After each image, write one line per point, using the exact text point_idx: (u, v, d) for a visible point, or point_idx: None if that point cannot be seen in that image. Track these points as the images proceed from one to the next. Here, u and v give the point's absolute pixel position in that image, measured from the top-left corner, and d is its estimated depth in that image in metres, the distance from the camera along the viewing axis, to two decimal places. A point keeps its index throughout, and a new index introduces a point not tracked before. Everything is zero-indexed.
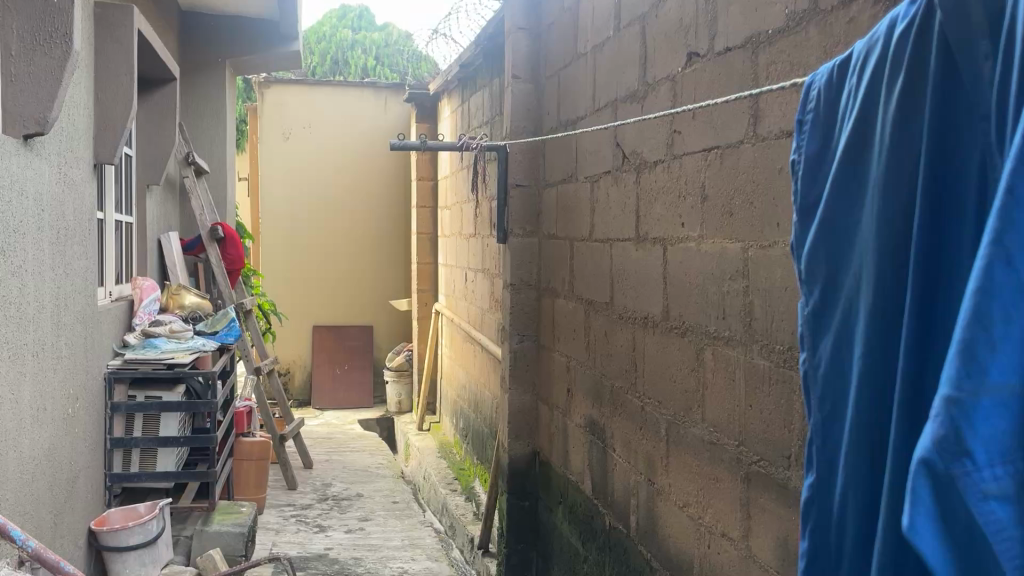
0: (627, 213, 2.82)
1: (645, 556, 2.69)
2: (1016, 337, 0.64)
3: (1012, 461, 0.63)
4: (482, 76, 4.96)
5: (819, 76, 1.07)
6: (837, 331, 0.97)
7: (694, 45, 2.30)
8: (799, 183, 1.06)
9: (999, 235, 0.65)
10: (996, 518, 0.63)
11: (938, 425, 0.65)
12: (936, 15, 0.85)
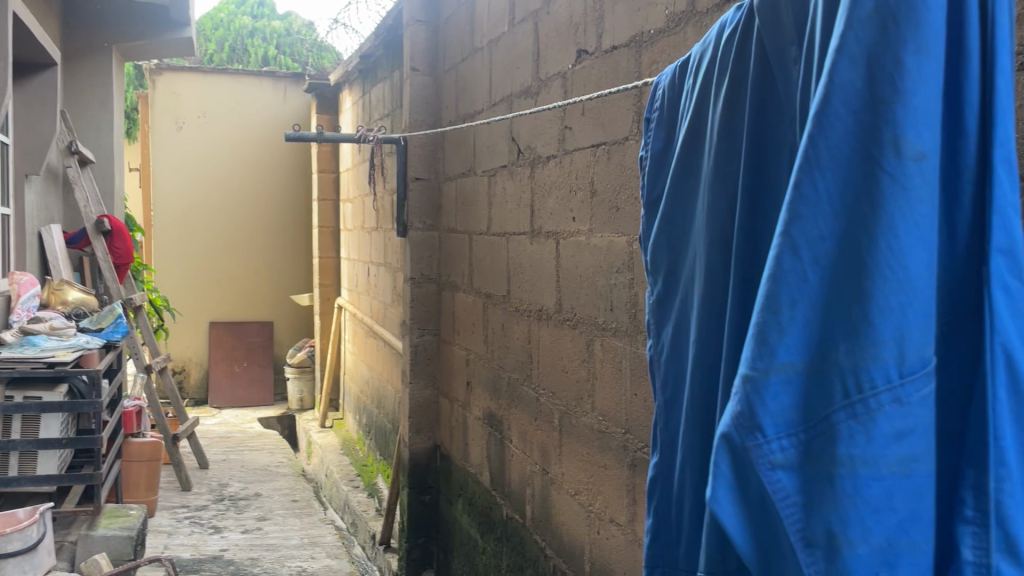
0: (522, 207, 2.86)
1: (539, 545, 2.74)
2: (801, 320, 0.74)
3: (796, 433, 0.73)
4: (382, 68, 4.92)
5: (664, 76, 1.13)
6: (677, 318, 1.04)
7: (583, 43, 2.35)
8: (646, 179, 1.13)
9: (788, 228, 0.75)
10: (781, 485, 0.73)
11: (737, 402, 0.76)
12: (753, 22, 0.92)
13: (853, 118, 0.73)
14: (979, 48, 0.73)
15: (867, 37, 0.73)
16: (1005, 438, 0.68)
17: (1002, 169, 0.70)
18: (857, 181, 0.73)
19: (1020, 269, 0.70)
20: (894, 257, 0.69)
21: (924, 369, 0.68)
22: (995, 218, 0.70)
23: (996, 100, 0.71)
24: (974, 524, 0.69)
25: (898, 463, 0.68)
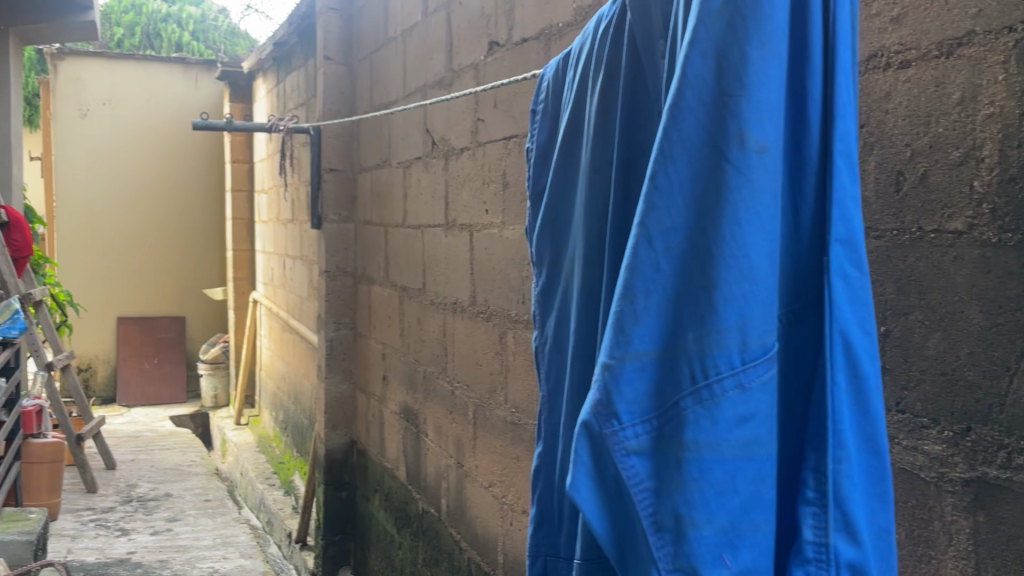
0: (436, 199, 2.84)
1: (454, 538, 2.74)
2: (654, 309, 0.76)
3: (649, 420, 0.76)
4: (297, 56, 4.81)
5: (548, 69, 1.16)
6: (559, 308, 1.07)
7: (494, 35, 2.34)
8: (531, 169, 1.15)
9: (643, 220, 0.77)
10: (635, 470, 0.75)
11: (596, 390, 0.77)
12: (625, 16, 0.95)
13: (703, 111, 0.76)
14: (821, 43, 0.78)
15: (716, 31, 0.76)
16: (842, 426, 0.74)
17: (840, 162, 0.76)
18: (707, 172, 0.76)
19: (858, 259, 0.75)
20: (739, 246, 0.73)
21: (764, 355, 0.72)
22: (835, 209, 0.75)
23: (836, 96, 0.77)
24: (814, 505, 0.75)
25: (740, 447, 0.72)
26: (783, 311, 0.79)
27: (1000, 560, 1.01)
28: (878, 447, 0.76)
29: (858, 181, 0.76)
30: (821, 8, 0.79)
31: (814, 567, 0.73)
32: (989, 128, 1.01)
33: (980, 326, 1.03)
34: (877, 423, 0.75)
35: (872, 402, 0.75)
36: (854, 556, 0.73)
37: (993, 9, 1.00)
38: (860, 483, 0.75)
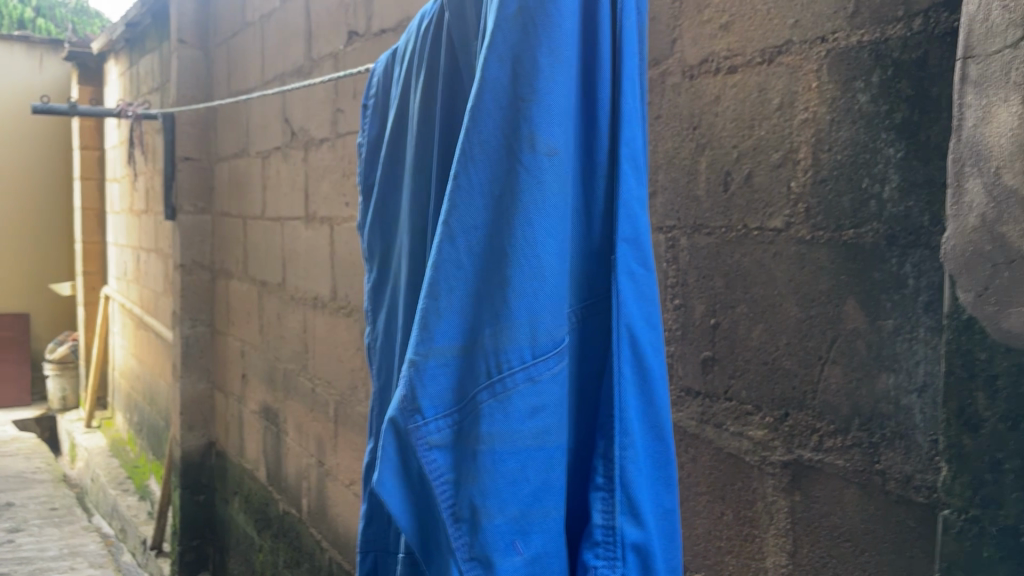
0: (295, 190, 2.77)
1: (315, 538, 2.69)
2: (456, 305, 0.78)
3: (451, 414, 0.77)
4: (151, 39, 4.57)
5: (379, 64, 1.17)
6: (388, 304, 1.08)
7: (353, 25, 2.31)
8: (362, 164, 1.16)
9: (447, 218, 0.79)
10: (437, 464, 0.76)
11: (402, 386, 0.78)
12: (442, 18, 0.97)
13: (501, 113, 0.78)
14: (609, 52, 0.81)
15: (511, 36, 0.78)
16: (628, 414, 0.78)
17: (627, 165, 0.80)
18: (504, 171, 0.78)
19: (642, 256, 0.79)
20: (530, 245, 0.76)
21: (553, 349, 0.76)
22: (622, 210, 0.79)
23: (622, 103, 0.80)
24: (604, 491, 0.78)
25: (532, 437, 0.75)
26: (578, 307, 0.82)
27: (814, 536, 1.09)
28: (663, 435, 0.80)
29: (643, 185, 0.80)
30: (610, 17, 0.82)
31: (604, 550, 0.76)
32: (805, 132, 1.08)
33: (795, 318, 1.11)
34: (661, 411, 0.80)
35: (656, 392, 0.79)
36: (638, 538, 0.77)
37: (808, 20, 1.07)
38: (645, 468, 0.79)
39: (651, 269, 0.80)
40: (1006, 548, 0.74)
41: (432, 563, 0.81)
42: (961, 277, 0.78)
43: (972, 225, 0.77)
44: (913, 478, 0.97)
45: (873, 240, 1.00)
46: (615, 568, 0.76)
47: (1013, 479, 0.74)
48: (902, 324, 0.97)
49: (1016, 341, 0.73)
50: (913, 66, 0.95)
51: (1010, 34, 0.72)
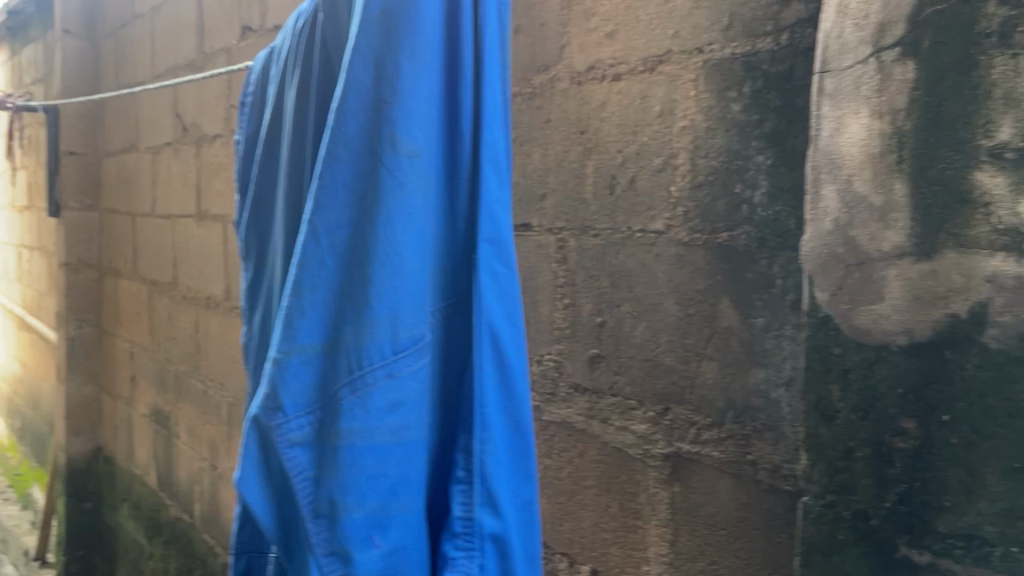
0: (187, 188, 2.69)
1: (208, 544, 2.62)
2: (320, 305, 0.80)
3: (313, 411, 0.80)
4: (33, 27, 4.34)
5: (257, 62, 1.16)
6: (264, 306, 1.08)
7: (247, 20, 2.26)
8: (240, 162, 1.16)
9: (311, 219, 0.80)
10: (297, 460, 0.78)
11: (266, 385, 0.80)
12: (316, 19, 0.97)
13: (364, 115, 0.79)
14: (471, 57, 0.82)
15: (374, 40, 0.79)
16: (487, 409, 0.81)
17: (488, 169, 0.82)
18: (366, 174, 0.79)
19: (505, 256, 0.82)
20: (391, 246, 0.77)
21: (413, 346, 0.78)
22: (483, 214, 0.81)
23: (483, 108, 0.82)
24: (464, 483, 0.81)
25: (390, 432, 0.77)
26: (442, 305, 0.84)
27: (692, 525, 1.13)
28: (522, 427, 0.83)
29: (505, 187, 0.82)
30: (474, 21, 0.83)
31: (463, 541, 0.79)
32: (684, 139, 1.12)
33: (675, 316, 1.15)
34: (522, 407, 0.83)
35: (516, 387, 0.82)
36: (496, 528, 0.80)
37: (686, 31, 1.12)
38: (504, 460, 0.82)
39: (513, 268, 0.83)
40: (860, 531, 0.79)
41: (292, 561, 0.85)
42: (819, 278, 0.83)
43: (827, 229, 0.81)
44: (780, 467, 1.02)
45: (745, 242, 1.05)
46: (473, 559, 0.79)
47: (864, 465, 0.79)
48: (771, 322, 1.03)
49: (867, 338, 0.78)
50: (780, 78, 1.00)
51: (860, 51, 0.77)
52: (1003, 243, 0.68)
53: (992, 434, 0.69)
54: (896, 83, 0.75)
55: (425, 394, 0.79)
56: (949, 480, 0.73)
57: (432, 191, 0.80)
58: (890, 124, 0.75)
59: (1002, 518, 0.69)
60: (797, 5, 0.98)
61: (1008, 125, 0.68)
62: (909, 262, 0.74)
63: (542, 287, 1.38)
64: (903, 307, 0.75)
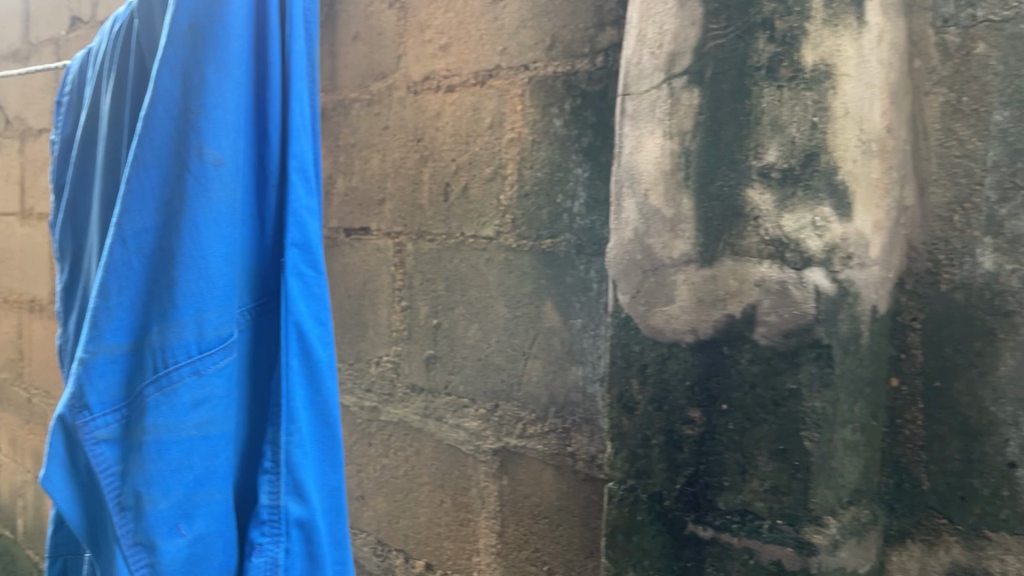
0: (9, 184, 2.53)
1: (32, 560, 2.48)
2: (127, 304, 0.80)
3: (120, 410, 0.79)
4: None
5: (75, 62, 1.14)
6: (80, 308, 1.06)
7: (76, 10, 2.16)
8: (54, 162, 1.13)
9: (117, 221, 0.80)
10: (103, 458, 0.78)
11: (70, 385, 0.79)
12: (131, 23, 0.96)
13: (173, 124, 0.80)
14: (280, 71, 0.86)
15: (182, 52, 0.80)
16: (294, 403, 0.84)
17: (295, 177, 0.85)
18: (174, 178, 0.80)
19: (313, 260, 0.85)
20: (197, 248, 0.79)
21: (219, 345, 0.80)
22: (289, 219, 0.84)
23: (289, 118, 0.86)
24: (271, 473, 0.84)
25: (195, 428, 0.79)
26: (253, 305, 0.87)
27: (519, 516, 1.20)
28: (329, 419, 0.87)
29: (312, 194, 0.86)
30: (283, 35, 0.86)
31: (269, 528, 0.83)
32: (512, 150, 1.19)
33: (504, 318, 1.22)
34: (328, 399, 0.87)
35: (323, 381, 0.86)
36: (302, 514, 0.84)
37: (514, 49, 1.18)
38: (312, 452, 0.86)
39: (321, 271, 0.86)
40: (656, 512, 0.88)
41: (100, 554, 0.85)
42: (621, 282, 0.91)
43: (627, 238, 0.90)
44: (596, 457, 1.10)
45: (566, 249, 1.13)
46: (279, 544, 0.83)
47: (659, 451, 0.88)
48: (589, 323, 1.11)
49: (661, 336, 0.87)
50: (597, 97, 1.09)
51: (655, 77, 0.86)
52: (768, 252, 0.78)
53: (762, 420, 0.80)
54: (683, 108, 0.84)
55: (232, 391, 0.82)
56: (727, 462, 0.82)
57: (240, 196, 0.82)
58: (678, 144, 0.84)
59: (769, 494, 0.80)
60: (611, 31, 1.07)
61: (774, 148, 0.78)
62: (694, 268, 0.84)
63: (380, 289, 1.41)
64: (689, 308, 0.84)
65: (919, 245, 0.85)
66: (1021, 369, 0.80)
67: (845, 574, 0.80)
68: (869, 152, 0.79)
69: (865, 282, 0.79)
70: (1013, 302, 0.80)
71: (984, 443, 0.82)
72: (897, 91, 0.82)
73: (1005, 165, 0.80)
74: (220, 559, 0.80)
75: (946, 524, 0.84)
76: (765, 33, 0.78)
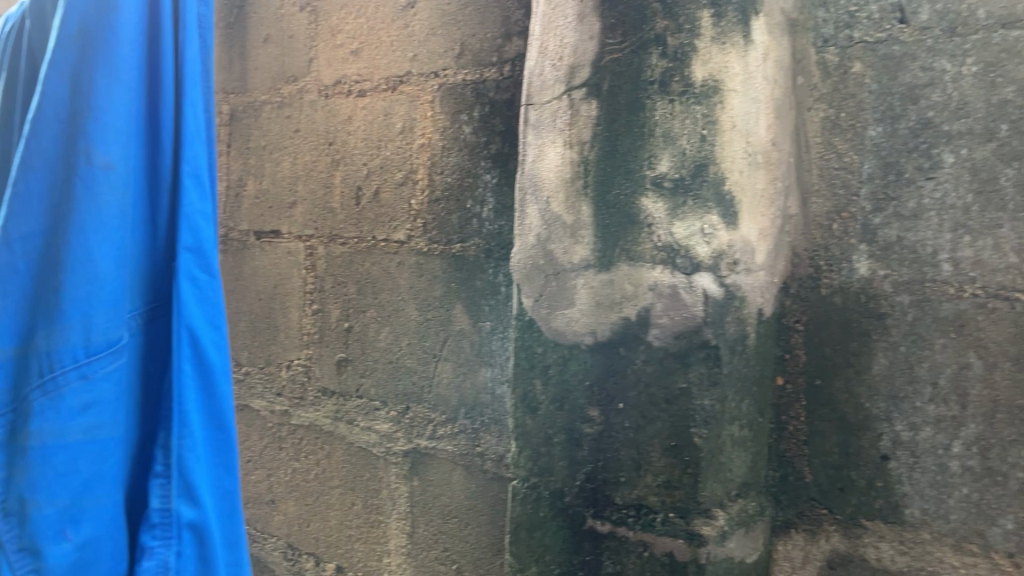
0: None
1: None
2: (12, 305, 0.73)
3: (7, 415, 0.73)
4: None
5: None
6: None
7: None
8: None
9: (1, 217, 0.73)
10: None
11: None
12: (23, 23, 0.93)
13: (61, 124, 0.74)
14: (172, 81, 0.81)
15: (71, 56, 0.74)
16: (186, 407, 0.81)
17: (188, 183, 0.81)
18: (62, 177, 0.74)
19: (206, 264, 0.82)
20: (85, 249, 0.74)
21: (108, 349, 0.75)
22: (181, 224, 0.80)
23: (182, 125, 0.81)
24: (162, 477, 0.80)
25: (83, 431, 0.74)
26: (143, 309, 0.81)
27: (428, 516, 1.21)
28: (223, 423, 0.84)
29: (206, 199, 0.82)
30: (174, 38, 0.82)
31: (161, 531, 0.79)
32: (422, 156, 1.21)
33: (415, 321, 1.23)
34: (222, 406, 0.84)
35: (216, 385, 0.83)
36: (194, 516, 0.81)
37: (424, 55, 1.20)
38: (203, 456, 0.83)
39: (214, 275, 0.83)
40: (558, 508, 0.91)
41: None
42: (525, 286, 0.93)
43: (530, 243, 0.92)
44: (504, 456, 1.13)
45: (475, 253, 1.15)
46: (170, 546, 0.79)
47: (560, 449, 0.90)
48: (498, 325, 1.13)
49: (562, 338, 0.90)
50: (504, 105, 1.11)
51: (555, 89, 0.89)
52: (661, 258, 0.82)
53: (655, 418, 0.84)
54: (582, 118, 0.87)
55: (122, 395, 0.77)
56: (623, 458, 0.86)
57: (130, 200, 0.77)
58: (578, 154, 0.88)
59: (662, 489, 0.84)
60: (517, 41, 1.10)
61: (666, 160, 0.82)
62: (593, 273, 0.87)
63: (291, 293, 1.41)
64: (588, 311, 0.87)
65: (802, 251, 0.90)
66: (893, 367, 0.85)
67: (732, 564, 0.84)
68: (755, 163, 0.82)
69: (751, 287, 0.83)
70: (885, 305, 0.86)
71: (860, 437, 0.87)
72: (781, 106, 0.86)
73: (878, 178, 0.86)
74: (108, 562, 0.76)
75: (826, 513, 0.89)
76: (657, 49, 0.82)
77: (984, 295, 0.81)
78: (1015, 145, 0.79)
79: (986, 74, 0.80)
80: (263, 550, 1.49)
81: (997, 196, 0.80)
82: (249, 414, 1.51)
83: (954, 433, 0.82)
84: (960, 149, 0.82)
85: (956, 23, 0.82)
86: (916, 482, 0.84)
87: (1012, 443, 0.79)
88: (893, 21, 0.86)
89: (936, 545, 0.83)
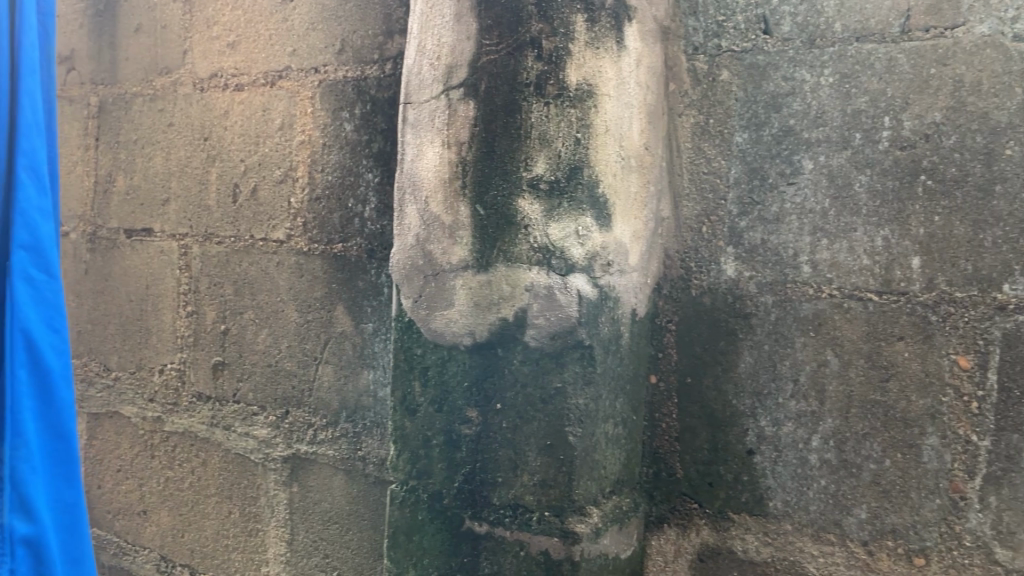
0: None
1: None
2: None
3: None
4: None
5: None
6: None
7: None
8: None
9: None
10: None
11: None
12: None
13: None
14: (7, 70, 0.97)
15: None
16: (23, 419, 0.95)
17: (26, 174, 0.96)
18: None
19: (41, 264, 0.97)
20: None
21: None
22: (20, 217, 0.95)
23: (19, 114, 0.96)
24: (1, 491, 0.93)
25: None
26: None
27: (308, 522, 1.19)
28: (62, 434, 0.99)
29: (41, 192, 0.97)
30: (12, 36, 0.97)
31: None
32: (302, 153, 1.18)
33: (294, 323, 1.20)
34: (60, 413, 0.99)
35: (54, 393, 0.98)
36: (28, 532, 0.95)
37: (303, 50, 1.17)
38: (40, 467, 0.97)
39: (51, 273, 0.98)
40: (436, 510, 0.90)
41: None
42: (404, 287, 0.91)
43: (410, 243, 0.90)
44: (386, 460, 1.12)
45: (357, 253, 1.13)
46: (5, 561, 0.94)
47: (439, 451, 0.89)
48: (380, 327, 1.12)
49: (441, 339, 0.88)
50: (386, 103, 1.10)
51: (434, 88, 0.88)
52: (537, 259, 0.83)
53: (532, 418, 0.84)
54: (459, 118, 0.85)
55: None
56: (501, 459, 0.86)
57: None
58: (456, 154, 0.86)
59: (538, 488, 0.84)
60: (398, 39, 1.09)
61: (542, 162, 0.82)
62: (471, 273, 0.86)
63: (164, 294, 1.35)
64: (466, 312, 0.86)
65: (673, 253, 0.93)
66: (758, 365, 0.89)
67: (606, 559, 0.86)
68: (627, 166, 0.87)
69: (625, 287, 0.87)
70: (750, 305, 0.89)
71: (728, 433, 0.90)
72: (653, 111, 0.90)
73: (744, 183, 0.90)
74: None
75: (696, 508, 0.92)
76: (533, 52, 0.82)
77: (840, 296, 0.85)
78: (867, 153, 0.83)
79: (841, 85, 0.85)
80: (135, 563, 1.43)
81: (851, 201, 0.84)
82: (118, 421, 1.43)
83: (814, 427, 0.86)
84: (818, 156, 0.86)
85: (815, 35, 0.86)
86: (778, 475, 0.88)
87: (865, 437, 0.83)
88: (758, 32, 0.89)
89: (797, 535, 0.87)
